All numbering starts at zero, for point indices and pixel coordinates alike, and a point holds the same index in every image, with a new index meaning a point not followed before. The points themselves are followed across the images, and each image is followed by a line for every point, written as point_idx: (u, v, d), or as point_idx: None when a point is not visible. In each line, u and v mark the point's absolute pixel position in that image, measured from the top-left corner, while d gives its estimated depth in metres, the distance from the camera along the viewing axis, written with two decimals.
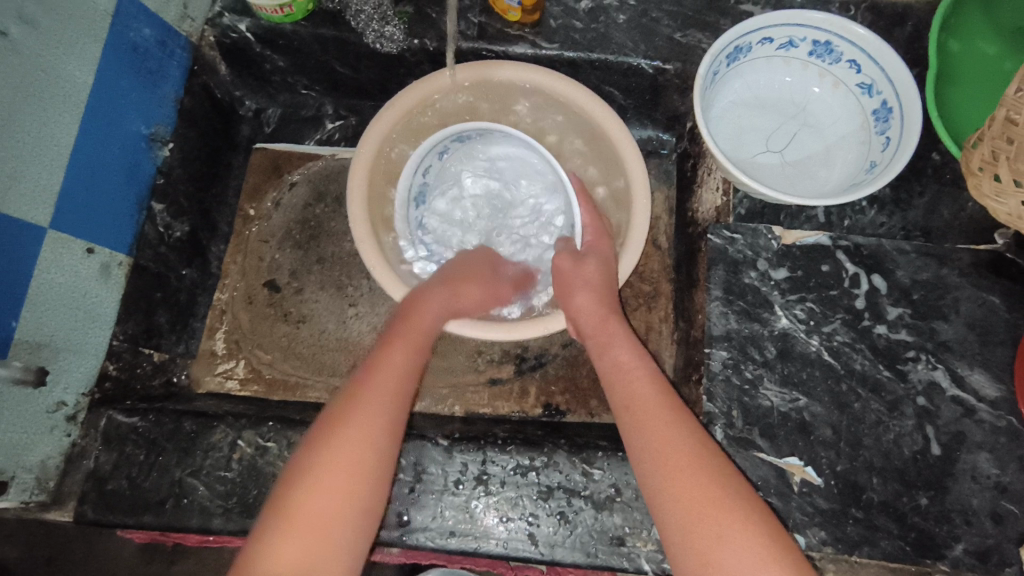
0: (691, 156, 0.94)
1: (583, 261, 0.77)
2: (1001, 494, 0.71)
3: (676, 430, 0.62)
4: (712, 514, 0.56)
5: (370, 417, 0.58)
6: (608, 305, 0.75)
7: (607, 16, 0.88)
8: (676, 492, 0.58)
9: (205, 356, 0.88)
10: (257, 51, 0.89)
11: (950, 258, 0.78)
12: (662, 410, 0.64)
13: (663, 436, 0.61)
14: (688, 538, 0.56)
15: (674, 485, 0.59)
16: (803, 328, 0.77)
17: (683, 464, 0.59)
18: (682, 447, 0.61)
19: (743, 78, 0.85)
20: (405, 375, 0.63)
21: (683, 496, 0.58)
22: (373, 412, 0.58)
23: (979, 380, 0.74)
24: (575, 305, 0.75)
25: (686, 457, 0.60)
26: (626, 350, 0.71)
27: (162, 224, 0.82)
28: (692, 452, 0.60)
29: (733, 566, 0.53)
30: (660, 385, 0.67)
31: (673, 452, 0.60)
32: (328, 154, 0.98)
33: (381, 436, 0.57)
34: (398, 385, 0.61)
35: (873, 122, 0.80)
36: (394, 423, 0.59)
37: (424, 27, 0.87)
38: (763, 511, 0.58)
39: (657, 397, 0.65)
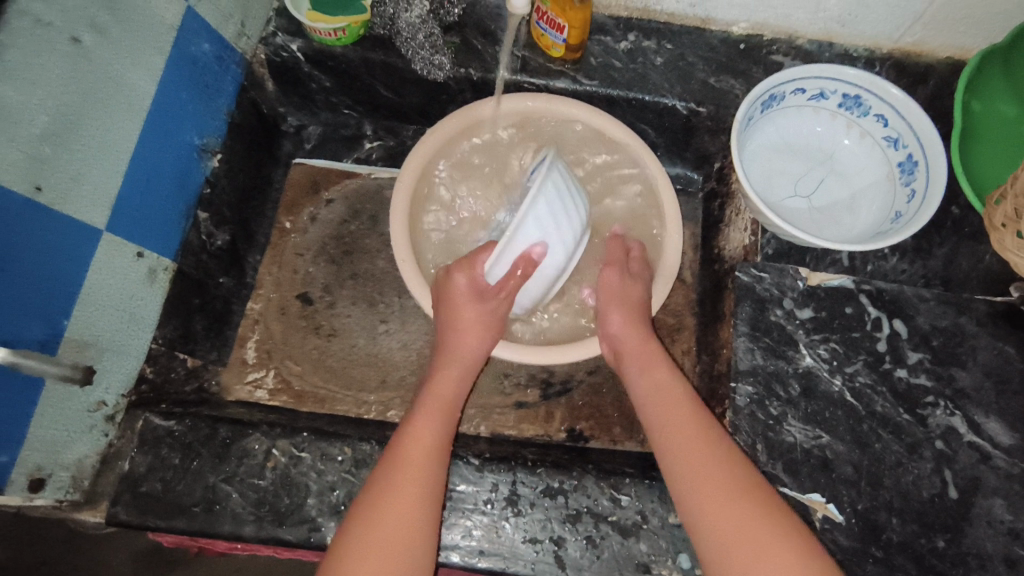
0: (719, 196, 0.97)
1: (625, 283, 0.80)
2: (1016, 540, 0.72)
3: (716, 457, 0.64)
4: (760, 544, 0.58)
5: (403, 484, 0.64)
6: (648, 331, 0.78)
7: (646, 58, 0.92)
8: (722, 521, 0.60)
9: (236, 365, 0.89)
10: (306, 71, 0.92)
11: (968, 308, 0.81)
12: (700, 437, 0.66)
13: (702, 467, 0.64)
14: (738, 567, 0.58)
15: (719, 514, 0.61)
16: (826, 367, 0.79)
17: (725, 492, 0.62)
18: (719, 475, 0.63)
19: (775, 125, 0.88)
20: (433, 442, 0.69)
21: (728, 525, 0.60)
22: (405, 484, 0.64)
23: (995, 427, 0.77)
24: (614, 330, 0.78)
25: (725, 486, 0.62)
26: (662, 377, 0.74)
27: (205, 233, 0.83)
28: (732, 478, 0.63)
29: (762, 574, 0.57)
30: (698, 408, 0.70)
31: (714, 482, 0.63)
32: (365, 173, 1.00)
33: (418, 505, 0.63)
34: (424, 451, 0.67)
35: (898, 173, 0.84)
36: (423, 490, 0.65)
37: (470, 57, 0.90)
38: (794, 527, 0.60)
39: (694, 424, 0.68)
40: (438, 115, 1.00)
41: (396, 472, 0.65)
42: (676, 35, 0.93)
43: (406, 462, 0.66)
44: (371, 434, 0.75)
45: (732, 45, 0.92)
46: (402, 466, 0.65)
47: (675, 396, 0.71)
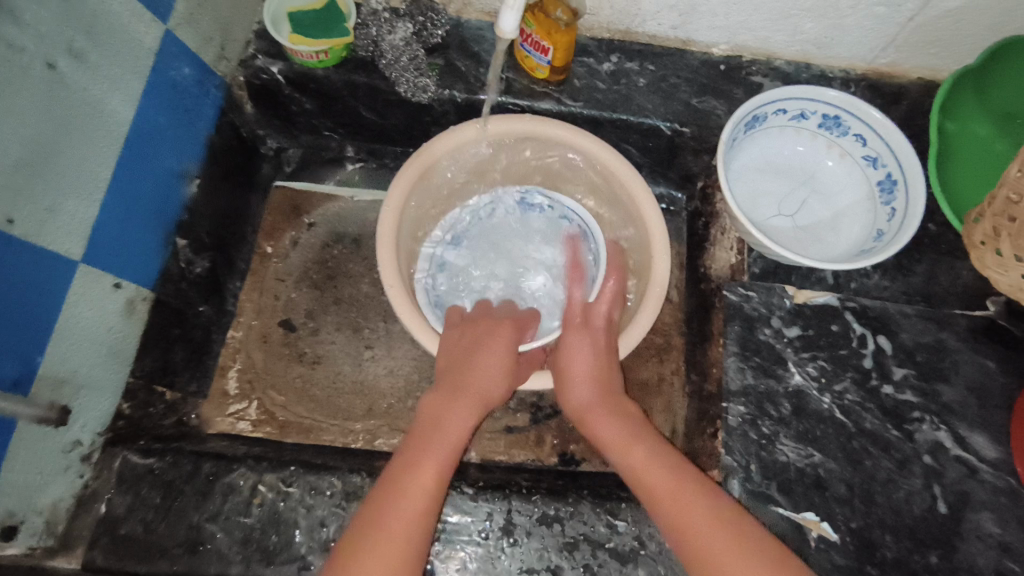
0: (703, 215, 0.98)
1: (590, 306, 0.81)
2: (1005, 552, 0.73)
3: (705, 493, 0.64)
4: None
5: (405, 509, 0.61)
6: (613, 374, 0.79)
7: (629, 80, 0.93)
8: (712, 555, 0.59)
9: (216, 396, 0.86)
10: (287, 94, 0.91)
11: (948, 323, 0.83)
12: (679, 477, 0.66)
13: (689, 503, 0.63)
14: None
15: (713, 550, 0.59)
16: (815, 385, 0.80)
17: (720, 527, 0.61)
18: (709, 513, 0.62)
19: (757, 145, 0.89)
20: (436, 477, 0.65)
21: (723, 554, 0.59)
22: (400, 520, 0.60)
23: (979, 441, 0.78)
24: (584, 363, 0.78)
25: (720, 522, 0.61)
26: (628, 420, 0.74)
27: (184, 260, 0.81)
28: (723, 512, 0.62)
29: None
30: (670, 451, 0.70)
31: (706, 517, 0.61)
32: (347, 196, 0.99)
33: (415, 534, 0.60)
34: (424, 489, 0.63)
35: (878, 192, 0.86)
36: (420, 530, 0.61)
37: (454, 79, 0.90)
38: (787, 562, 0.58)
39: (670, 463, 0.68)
40: (422, 137, 0.99)
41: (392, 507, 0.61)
42: (658, 56, 0.94)
43: (404, 497, 0.62)
44: (361, 466, 0.73)
45: (713, 67, 0.94)
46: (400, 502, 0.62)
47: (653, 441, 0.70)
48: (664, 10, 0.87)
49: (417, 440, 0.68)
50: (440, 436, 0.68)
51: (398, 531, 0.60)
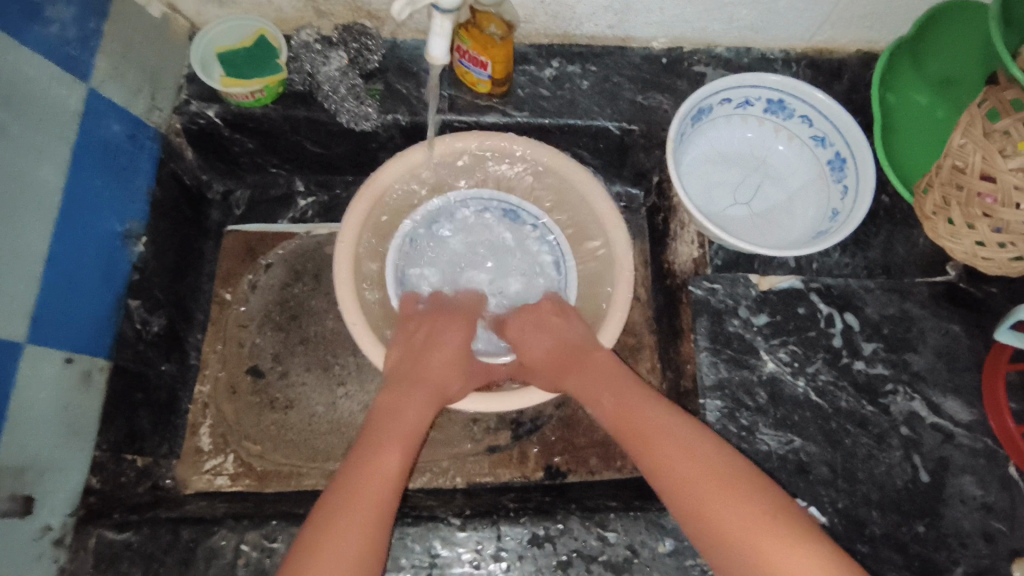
0: (661, 210, 0.98)
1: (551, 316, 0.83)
2: (988, 513, 0.75)
3: (688, 432, 0.65)
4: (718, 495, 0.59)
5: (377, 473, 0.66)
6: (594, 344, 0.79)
7: (571, 83, 0.92)
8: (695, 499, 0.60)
9: (190, 455, 0.85)
10: (226, 135, 0.88)
11: (911, 293, 0.84)
12: (668, 423, 0.66)
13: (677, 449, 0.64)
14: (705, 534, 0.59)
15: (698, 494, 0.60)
16: (789, 370, 0.80)
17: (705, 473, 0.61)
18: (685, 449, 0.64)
19: (707, 137, 0.89)
20: (393, 470, 0.67)
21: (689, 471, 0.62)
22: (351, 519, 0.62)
23: (953, 406, 0.79)
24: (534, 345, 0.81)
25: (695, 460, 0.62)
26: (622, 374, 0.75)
27: (139, 321, 0.79)
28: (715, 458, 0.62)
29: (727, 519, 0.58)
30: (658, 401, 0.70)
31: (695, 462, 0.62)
32: (302, 232, 0.97)
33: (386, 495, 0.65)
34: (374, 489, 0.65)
35: (828, 171, 0.86)
36: (376, 526, 0.63)
37: (396, 102, 0.88)
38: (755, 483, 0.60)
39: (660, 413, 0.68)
40: (371, 164, 0.97)
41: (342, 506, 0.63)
42: (599, 57, 0.93)
43: (358, 492, 0.64)
44: None
45: (654, 61, 0.93)
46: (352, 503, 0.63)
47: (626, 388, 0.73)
48: (598, 11, 0.87)
49: (375, 435, 0.70)
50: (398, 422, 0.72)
51: (351, 526, 0.62)
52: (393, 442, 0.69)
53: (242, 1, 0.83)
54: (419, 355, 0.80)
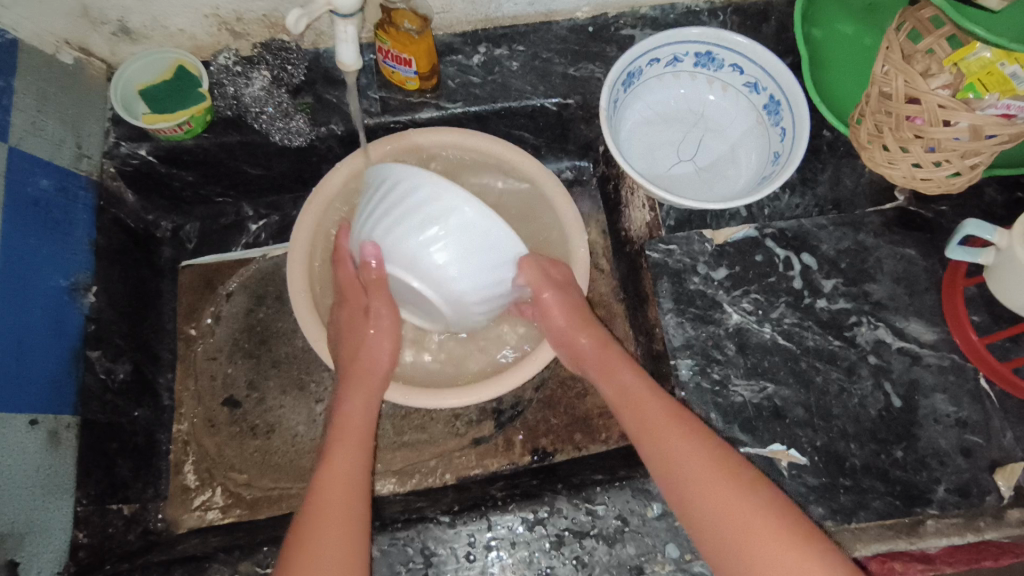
0: (611, 178, 0.98)
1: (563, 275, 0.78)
2: (964, 428, 0.76)
3: (697, 434, 0.66)
4: (727, 494, 0.61)
5: (344, 488, 0.66)
6: (587, 323, 0.79)
7: (501, 66, 0.91)
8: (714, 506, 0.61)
9: (178, 494, 0.85)
10: (163, 171, 0.87)
11: (864, 224, 0.84)
12: (678, 428, 0.67)
13: (692, 455, 0.64)
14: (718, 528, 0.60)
15: (716, 503, 0.61)
16: (753, 319, 0.81)
17: (720, 484, 0.62)
18: (692, 447, 0.65)
19: (642, 100, 0.89)
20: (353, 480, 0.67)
21: (697, 467, 0.64)
22: (334, 543, 0.61)
23: (917, 328, 0.80)
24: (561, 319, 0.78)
25: (700, 454, 0.64)
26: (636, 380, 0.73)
27: (103, 370, 0.79)
28: (734, 477, 0.62)
29: (745, 517, 0.60)
30: (669, 402, 0.70)
31: (712, 480, 0.62)
32: (259, 256, 0.97)
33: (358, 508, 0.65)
34: (349, 497, 0.66)
35: (766, 115, 0.86)
36: (355, 536, 0.63)
37: (329, 112, 0.86)
38: (760, 482, 0.63)
39: (670, 419, 0.68)
40: (315, 177, 0.96)
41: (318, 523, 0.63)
42: (524, 35, 0.92)
43: (328, 510, 0.64)
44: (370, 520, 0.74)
45: (580, 31, 0.92)
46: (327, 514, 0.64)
47: (639, 391, 0.72)
48: None
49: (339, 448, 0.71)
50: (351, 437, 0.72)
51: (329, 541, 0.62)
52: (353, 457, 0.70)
53: (153, 35, 0.82)
54: (355, 334, 0.77)
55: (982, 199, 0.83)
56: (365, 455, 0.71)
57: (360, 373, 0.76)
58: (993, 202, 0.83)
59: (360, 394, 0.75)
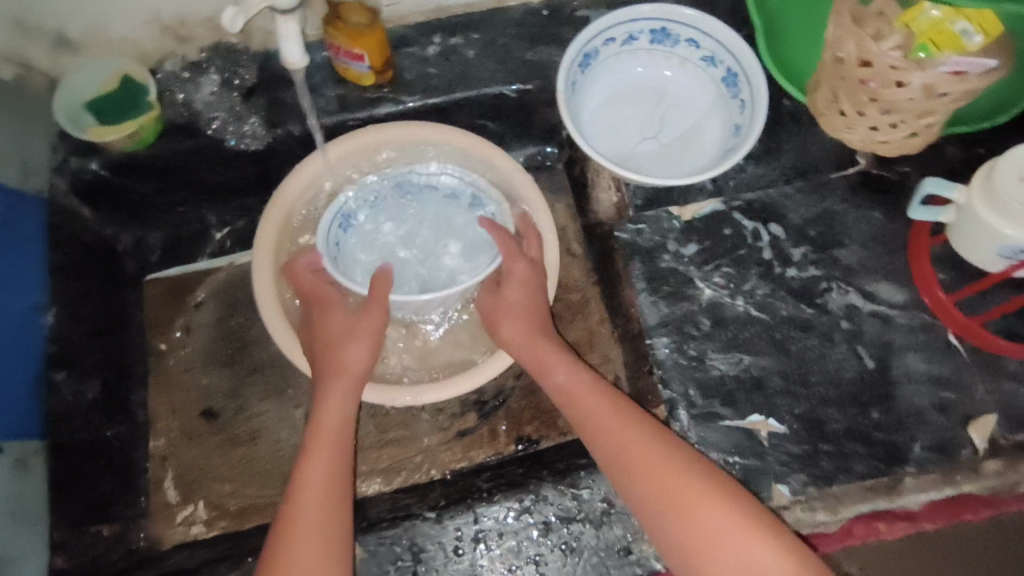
0: (577, 161, 0.97)
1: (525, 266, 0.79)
2: (938, 385, 0.77)
3: (645, 427, 0.66)
4: (678, 483, 0.62)
5: (315, 497, 0.65)
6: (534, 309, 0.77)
7: (459, 55, 0.89)
8: (666, 497, 0.61)
9: (160, 510, 0.84)
10: (120, 184, 0.84)
11: (830, 190, 0.84)
12: (625, 422, 0.67)
13: (641, 448, 0.64)
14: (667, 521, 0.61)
15: (668, 493, 0.61)
16: (726, 292, 0.81)
17: (671, 475, 0.62)
18: (640, 439, 0.65)
19: (602, 80, 0.89)
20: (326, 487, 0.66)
21: (646, 460, 0.64)
22: (310, 555, 0.61)
23: (887, 290, 0.80)
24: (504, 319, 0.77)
25: (648, 445, 0.64)
26: (574, 372, 0.72)
27: (70, 392, 0.79)
28: (676, 465, 0.63)
29: (697, 507, 0.60)
30: (615, 399, 0.69)
31: (662, 471, 0.63)
32: (226, 265, 0.94)
33: (334, 516, 0.65)
34: (324, 507, 0.65)
35: (725, 88, 0.86)
36: (331, 542, 0.63)
37: (284, 113, 0.84)
38: (705, 466, 0.64)
39: (611, 412, 0.68)
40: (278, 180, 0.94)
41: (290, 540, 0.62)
42: (480, 22, 0.90)
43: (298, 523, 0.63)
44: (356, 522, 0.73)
45: (536, 15, 0.91)
46: (298, 528, 0.63)
47: (583, 387, 0.71)
48: None
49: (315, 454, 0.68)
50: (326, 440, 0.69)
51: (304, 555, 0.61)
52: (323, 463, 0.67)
53: (95, 44, 0.79)
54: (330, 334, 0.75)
55: (944, 157, 0.84)
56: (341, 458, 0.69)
57: (336, 370, 0.73)
58: (954, 160, 0.84)
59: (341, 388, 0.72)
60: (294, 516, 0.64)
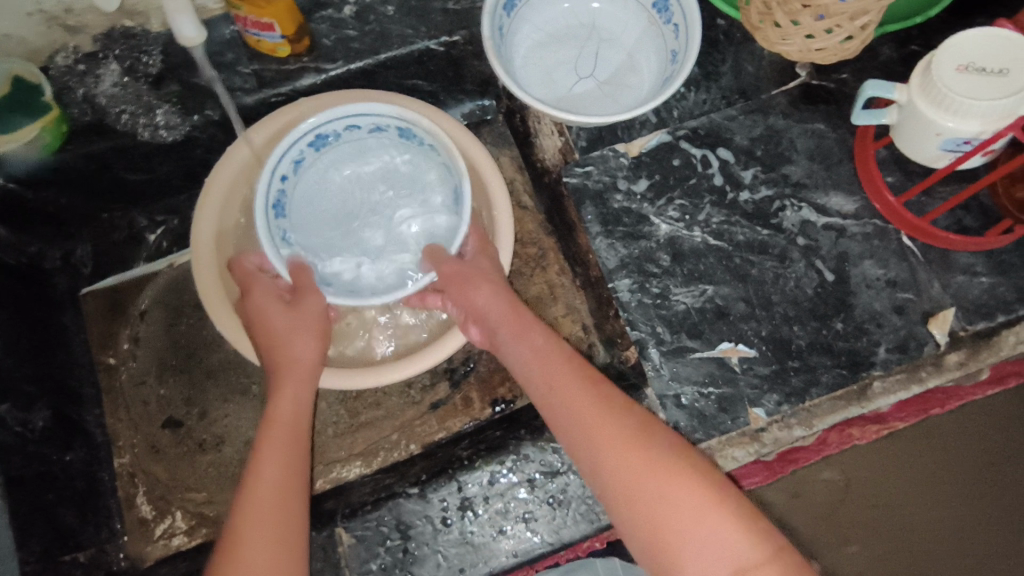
0: (516, 111, 0.93)
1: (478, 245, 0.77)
2: (894, 288, 0.77)
3: (605, 396, 0.63)
4: (636, 455, 0.58)
5: (265, 493, 0.60)
6: (490, 279, 0.73)
7: (375, 13, 0.84)
8: (625, 472, 0.57)
9: (136, 528, 0.81)
10: (32, 197, 0.79)
11: (772, 107, 0.83)
12: (588, 391, 0.63)
13: (596, 417, 0.61)
14: (631, 493, 0.56)
15: (626, 469, 0.57)
16: (682, 226, 0.80)
17: (628, 448, 0.58)
18: (600, 409, 0.62)
19: (529, 23, 0.85)
20: (276, 484, 0.61)
21: (604, 430, 0.60)
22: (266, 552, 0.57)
23: (838, 201, 0.80)
24: (479, 300, 0.72)
25: (607, 414, 0.61)
26: (528, 342, 0.69)
27: (17, 423, 0.72)
28: (632, 434, 0.59)
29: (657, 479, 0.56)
30: (580, 365, 0.66)
31: (618, 441, 0.59)
32: (165, 266, 0.90)
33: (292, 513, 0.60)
34: (280, 504, 0.60)
35: (656, 15, 0.83)
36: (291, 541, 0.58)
37: (199, 98, 0.79)
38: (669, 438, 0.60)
39: (575, 376, 0.65)
40: (206, 171, 0.89)
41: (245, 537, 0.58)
42: None
43: (248, 526, 0.58)
44: (337, 509, 0.73)
45: None
46: (253, 527, 0.58)
47: (548, 358, 0.67)
48: None
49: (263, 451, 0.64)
50: (274, 435, 0.65)
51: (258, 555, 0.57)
52: (272, 460, 0.63)
53: None
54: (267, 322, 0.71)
55: (880, 59, 0.83)
56: (295, 451, 0.64)
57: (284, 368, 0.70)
58: (890, 60, 0.83)
59: (295, 386, 0.69)
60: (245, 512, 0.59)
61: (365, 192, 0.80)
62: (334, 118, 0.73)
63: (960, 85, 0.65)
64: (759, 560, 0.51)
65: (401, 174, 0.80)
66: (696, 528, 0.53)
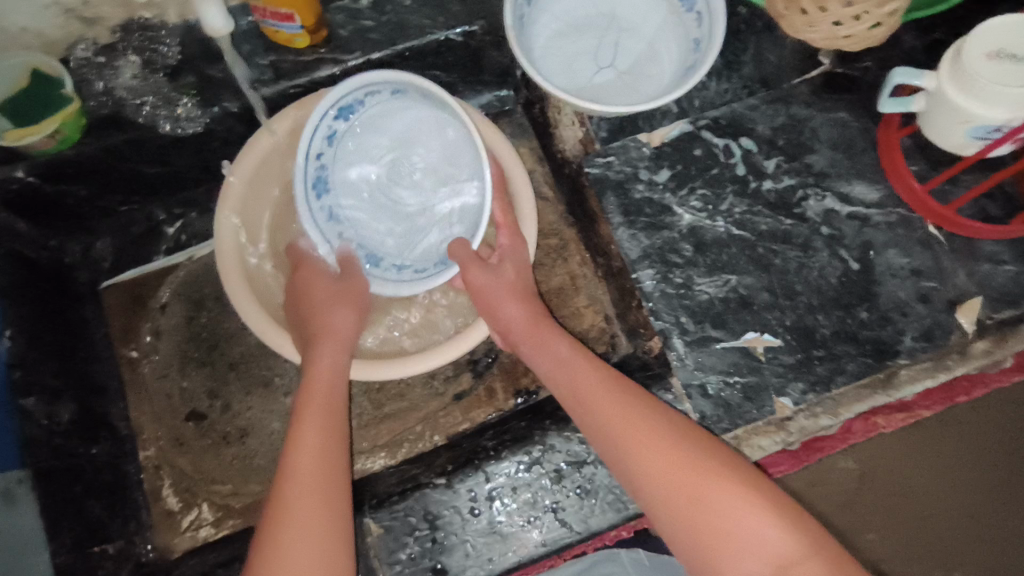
0: (534, 102, 0.93)
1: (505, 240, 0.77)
2: (919, 277, 0.77)
3: (635, 396, 0.63)
4: (671, 452, 0.58)
5: (305, 469, 0.59)
6: (514, 295, 0.74)
7: (393, 3, 0.83)
8: (661, 471, 0.57)
9: (163, 520, 0.82)
10: (53, 191, 0.79)
11: (793, 97, 0.82)
12: (618, 392, 0.63)
13: (628, 415, 0.61)
14: (669, 489, 0.56)
15: (661, 467, 0.57)
16: (704, 216, 0.80)
17: (662, 444, 0.58)
18: (632, 408, 0.62)
19: (549, 12, 0.85)
20: (316, 461, 0.60)
21: (637, 429, 0.60)
22: (312, 528, 0.56)
23: (861, 190, 0.80)
24: (507, 312, 0.74)
25: (640, 413, 0.61)
26: (551, 348, 0.70)
27: (44, 416, 0.74)
28: (666, 433, 0.59)
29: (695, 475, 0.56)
30: (605, 369, 0.66)
31: (653, 440, 0.59)
32: (184, 259, 0.90)
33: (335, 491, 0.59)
34: (322, 480, 0.59)
35: (677, 4, 0.83)
36: (335, 520, 0.57)
37: (217, 89, 0.79)
38: (701, 436, 0.60)
39: (604, 378, 0.65)
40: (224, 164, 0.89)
41: (289, 514, 0.56)
42: None
43: (291, 504, 0.57)
44: (365, 500, 0.73)
45: None
46: (297, 504, 0.57)
47: (575, 364, 0.67)
48: None
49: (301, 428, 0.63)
50: (311, 411, 0.64)
51: (304, 530, 0.56)
52: (311, 438, 0.62)
53: None
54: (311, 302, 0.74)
55: (902, 47, 0.82)
56: (334, 427, 0.64)
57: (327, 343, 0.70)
58: (912, 48, 0.82)
59: (331, 363, 0.69)
60: (286, 490, 0.58)
61: (391, 160, 0.79)
62: (356, 88, 0.71)
63: (989, 73, 0.65)
64: (798, 555, 0.51)
65: (426, 140, 0.78)
66: (739, 522, 0.53)
